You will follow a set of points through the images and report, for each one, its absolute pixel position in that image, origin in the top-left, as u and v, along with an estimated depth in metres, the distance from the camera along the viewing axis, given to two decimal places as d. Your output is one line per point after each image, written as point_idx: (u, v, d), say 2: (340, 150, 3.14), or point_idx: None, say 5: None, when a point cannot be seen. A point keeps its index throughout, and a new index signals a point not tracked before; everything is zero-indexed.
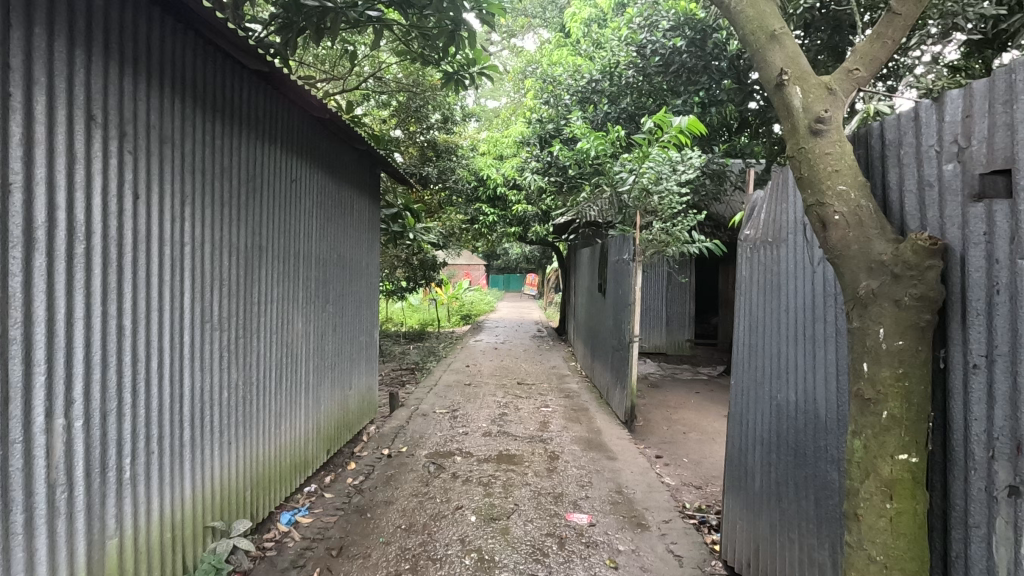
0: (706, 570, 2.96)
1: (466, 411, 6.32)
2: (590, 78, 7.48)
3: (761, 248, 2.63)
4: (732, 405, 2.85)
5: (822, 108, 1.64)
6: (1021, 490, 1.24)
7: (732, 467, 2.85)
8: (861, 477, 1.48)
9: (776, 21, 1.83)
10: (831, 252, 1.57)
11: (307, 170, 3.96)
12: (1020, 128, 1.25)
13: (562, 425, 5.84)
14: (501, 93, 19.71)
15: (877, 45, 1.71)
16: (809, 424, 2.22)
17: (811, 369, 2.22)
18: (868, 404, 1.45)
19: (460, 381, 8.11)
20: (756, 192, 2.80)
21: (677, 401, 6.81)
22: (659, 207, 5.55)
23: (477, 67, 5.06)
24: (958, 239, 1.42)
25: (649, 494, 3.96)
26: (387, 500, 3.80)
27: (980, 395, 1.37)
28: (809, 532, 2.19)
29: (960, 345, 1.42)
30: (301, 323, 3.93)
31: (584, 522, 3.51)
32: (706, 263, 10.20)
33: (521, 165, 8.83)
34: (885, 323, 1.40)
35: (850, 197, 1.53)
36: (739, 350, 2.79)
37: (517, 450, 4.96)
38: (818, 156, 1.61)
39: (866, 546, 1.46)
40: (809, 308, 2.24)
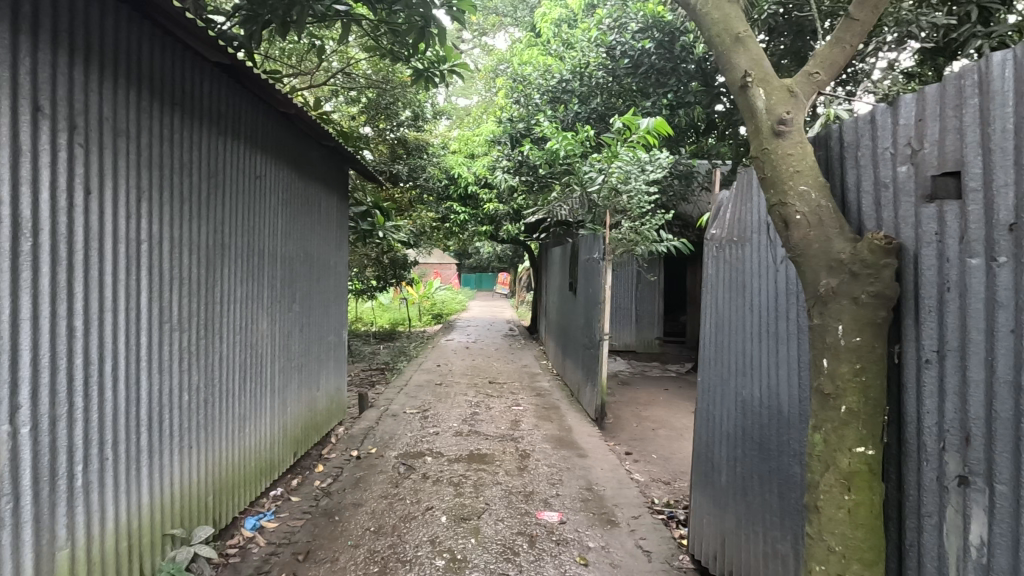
0: (674, 564, 3.00)
1: (437, 411, 6.28)
2: (561, 78, 7.53)
3: (727, 247, 2.67)
4: (699, 402, 2.89)
5: (784, 110, 1.68)
6: (971, 480, 1.29)
7: (699, 463, 2.89)
8: (821, 469, 1.52)
9: (741, 24, 1.87)
10: (793, 251, 1.60)
11: (272, 167, 3.87)
12: (968, 132, 1.31)
13: (534, 423, 5.86)
14: (473, 92, 19.64)
15: (836, 49, 1.76)
16: (773, 419, 2.27)
17: (774, 366, 2.27)
18: (827, 399, 1.49)
19: (431, 381, 8.06)
20: (721, 193, 2.85)
21: (647, 398, 6.91)
22: (628, 206, 5.58)
23: (448, 64, 5.02)
24: (911, 239, 1.47)
25: (619, 490, 4.01)
26: (355, 503, 3.74)
27: (932, 389, 1.41)
28: (773, 525, 2.24)
29: (913, 341, 1.47)
30: (266, 324, 3.84)
31: (554, 520, 3.52)
32: (674, 262, 10.37)
33: (493, 164, 8.82)
34: (844, 320, 1.45)
35: (811, 198, 1.57)
36: (706, 347, 2.84)
37: (489, 450, 4.95)
38: (780, 156, 1.64)
39: (826, 538, 1.50)
40: (772, 306, 2.29)
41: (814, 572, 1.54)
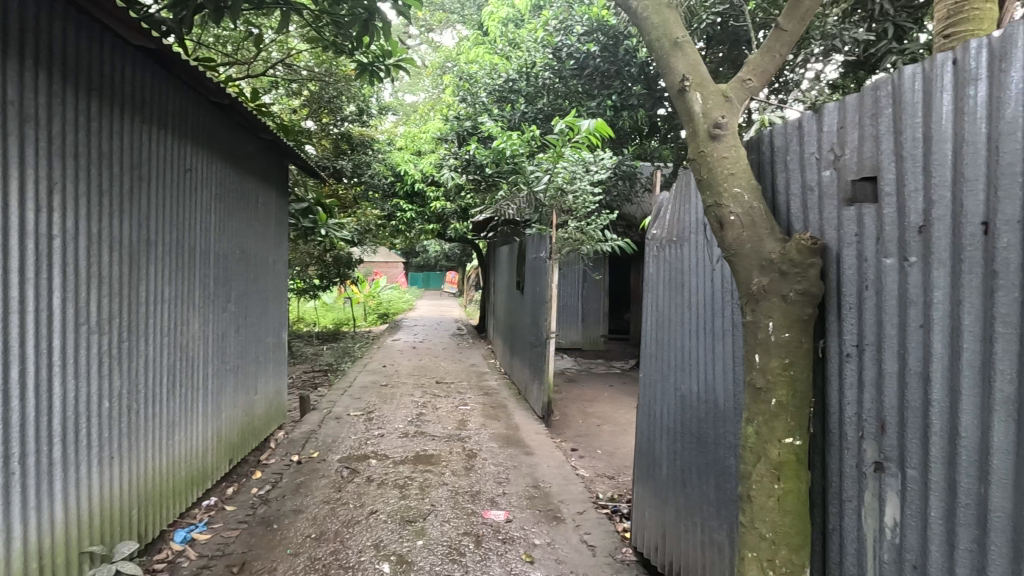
0: (617, 557, 3.06)
1: (382, 413, 6.15)
2: (507, 77, 7.54)
3: (667, 246, 2.75)
4: (641, 397, 2.96)
5: (719, 114, 1.74)
6: (885, 466, 1.38)
7: (641, 457, 2.96)
8: (753, 460, 1.59)
9: (679, 30, 1.92)
10: (727, 251, 1.66)
11: (203, 159, 3.66)
12: (884, 140, 1.39)
13: (480, 423, 5.84)
14: (419, 87, 19.28)
15: (767, 58, 1.84)
16: (710, 413, 2.35)
17: (711, 361, 2.35)
18: (759, 392, 1.56)
19: (376, 382, 7.89)
20: (662, 194, 2.93)
21: (592, 395, 7.04)
22: (573, 205, 5.67)
23: (394, 59, 4.91)
24: (834, 239, 1.56)
25: (565, 487, 4.06)
26: (295, 509, 3.61)
27: (852, 381, 1.50)
28: (710, 515, 2.32)
29: (836, 336, 1.55)
30: (198, 325, 3.64)
31: (501, 518, 3.53)
32: (619, 261, 10.61)
33: (440, 161, 8.72)
34: (774, 317, 1.52)
35: (744, 199, 1.63)
36: (647, 344, 2.91)
37: (435, 450, 4.90)
38: (716, 160, 1.70)
39: (757, 526, 1.57)
40: (709, 304, 2.38)
41: (746, 559, 1.61)
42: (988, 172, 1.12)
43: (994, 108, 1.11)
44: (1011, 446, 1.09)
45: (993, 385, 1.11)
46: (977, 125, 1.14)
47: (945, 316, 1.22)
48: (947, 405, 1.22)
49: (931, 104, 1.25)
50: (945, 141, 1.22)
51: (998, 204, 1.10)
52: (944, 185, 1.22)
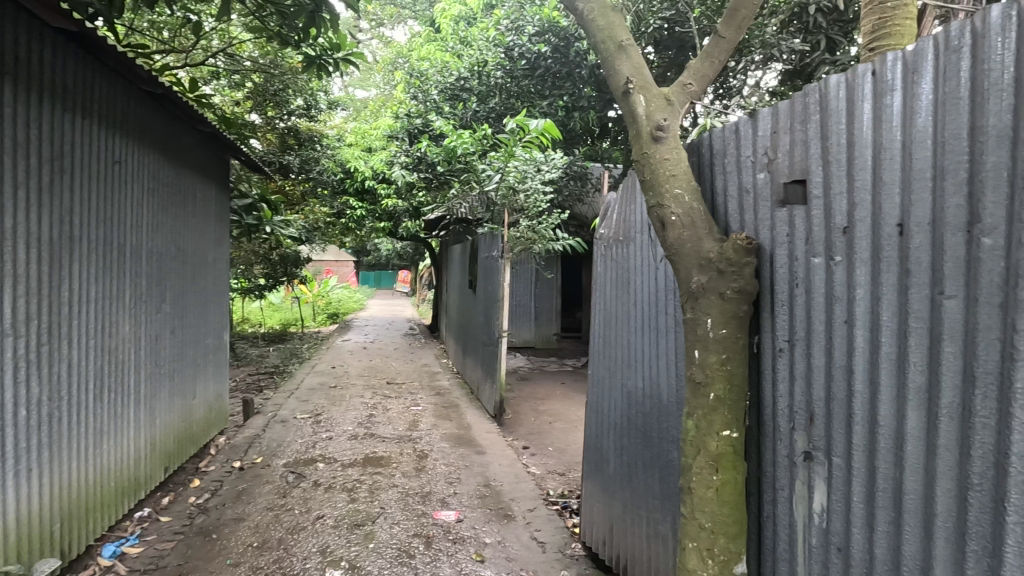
0: (566, 553, 3.10)
1: (331, 415, 6.00)
2: (459, 75, 7.48)
3: (615, 246, 2.80)
4: (590, 394, 3.00)
5: (661, 117, 1.79)
6: (814, 455, 1.45)
7: (590, 452, 3.01)
8: (693, 453, 1.64)
9: (624, 34, 1.96)
10: (669, 250, 1.71)
11: (134, 151, 3.46)
12: (812, 146, 1.46)
13: (432, 423, 5.79)
14: (370, 83, 18.85)
15: (707, 63, 1.90)
16: (655, 409, 2.41)
17: (655, 357, 2.41)
18: (698, 387, 1.61)
19: (325, 384, 7.68)
20: (609, 195, 2.97)
21: (544, 393, 7.08)
22: (525, 205, 5.70)
23: (343, 53, 4.79)
24: (768, 239, 1.63)
25: (516, 485, 4.07)
26: (236, 518, 3.46)
27: (784, 375, 1.57)
28: (654, 508, 2.38)
29: (770, 332, 1.62)
30: (129, 327, 3.44)
31: (452, 518, 3.50)
32: (570, 261, 10.74)
33: (390, 159, 8.46)
34: (712, 314, 1.57)
35: (685, 200, 1.68)
36: (596, 340, 2.96)
37: (385, 452, 4.82)
38: (658, 161, 1.75)
39: (697, 516, 1.62)
40: (653, 301, 2.44)
41: (686, 549, 1.65)
42: (902, 177, 1.20)
43: (908, 117, 1.18)
44: (922, 433, 1.16)
45: (906, 376, 1.19)
46: (892, 133, 1.22)
47: (866, 313, 1.30)
48: (868, 396, 1.29)
49: (854, 112, 1.32)
50: (866, 147, 1.29)
51: (912, 206, 1.17)
52: (866, 188, 1.29)
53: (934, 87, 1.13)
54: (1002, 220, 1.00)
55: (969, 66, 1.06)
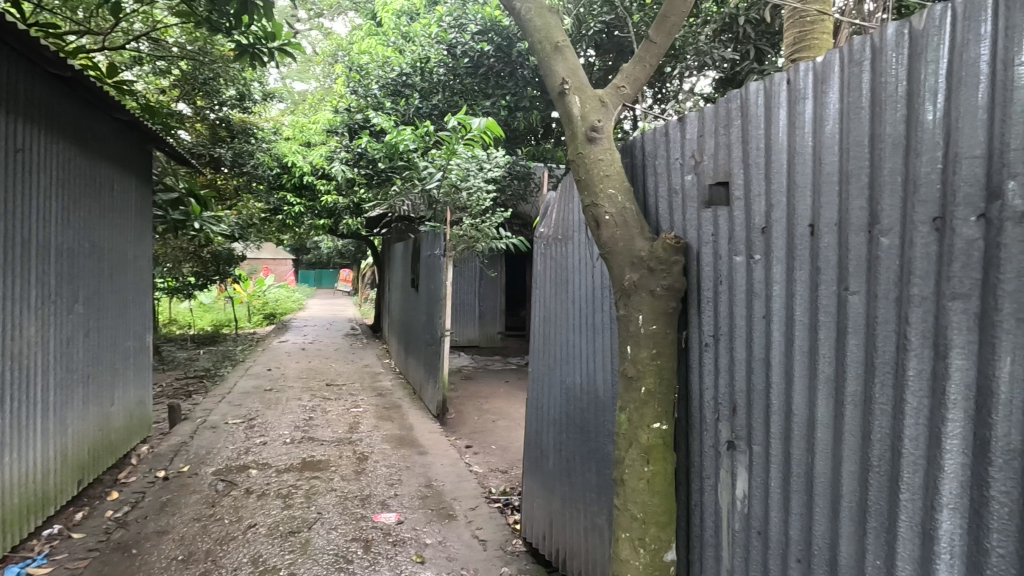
0: (507, 550, 3.12)
1: (265, 419, 5.76)
2: (401, 71, 7.35)
3: (553, 245, 2.83)
4: (530, 391, 3.03)
5: (596, 118, 1.83)
6: (736, 444, 1.53)
7: (530, 449, 3.03)
8: (625, 446, 1.68)
9: (560, 34, 1.99)
10: (602, 249, 1.74)
11: (41, 138, 3.19)
12: (735, 149, 1.53)
13: (373, 424, 5.67)
14: (309, 76, 18.21)
15: (639, 68, 1.95)
16: (591, 404, 2.47)
17: (592, 353, 2.46)
18: (631, 381, 1.66)
19: (260, 387, 7.37)
20: (549, 194, 3.01)
21: (488, 391, 7.09)
22: (468, 202, 5.67)
23: (278, 43, 4.58)
24: (695, 239, 1.69)
25: (458, 484, 4.06)
26: (159, 531, 3.27)
27: (710, 368, 1.64)
28: (591, 502, 2.44)
29: (697, 327, 1.69)
30: (35, 329, 3.16)
31: (392, 521, 3.44)
32: (515, 259, 10.79)
33: (330, 155, 8.19)
34: (644, 311, 1.62)
35: (618, 200, 1.73)
36: (535, 338, 2.98)
37: (323, 455, 4.68)
38: (592, 161, 1.79)
39: (630, 507, 1.67)
40: (590, 299, 2.49)
41: (619, 539, 1.70)
42: (813, 180, 1.28)
43: (817, 124, 1.26)
44: (830, 421, 1.24)
45: (817, 368, 1.26)
46: (805, 138, 1.30)
47: (782, 307, 1.37)
48: (784, 387, 1.37)
49: (771, 119, 1.39)
50: (781, 151, 1.37)
51: (821, 208, 1.25)
52: (781, 190, 1.37)
53: (838, 96, 1.21)
54: (897, 221, 1.08)
55: (869, 79, 1.14)
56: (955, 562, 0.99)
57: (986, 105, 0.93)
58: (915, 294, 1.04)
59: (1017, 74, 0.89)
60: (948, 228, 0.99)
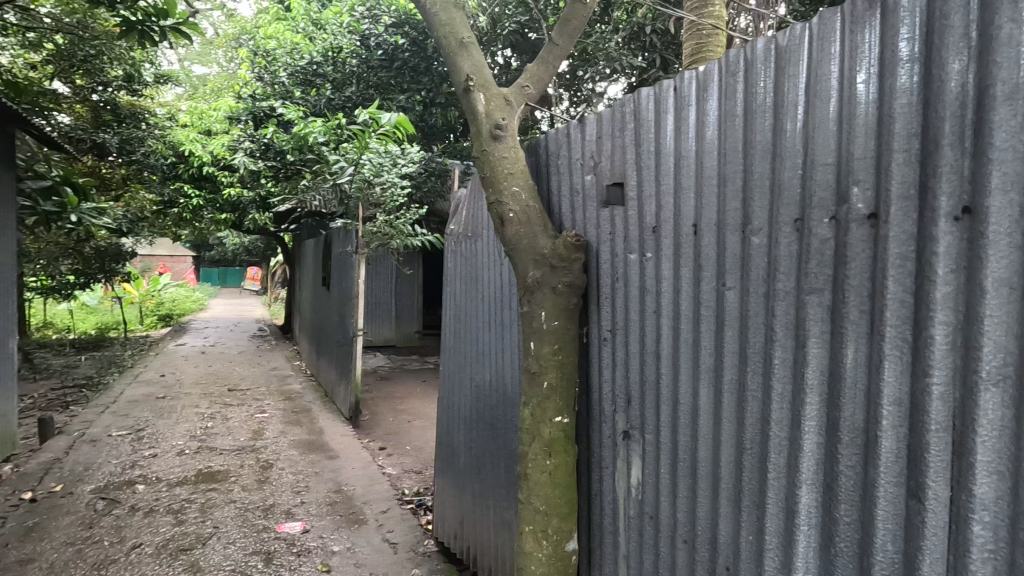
0: (419, 551, 3.07)
1: (157, 429, 5.30)
2: (311, 59, 7.02)
3: (463, 242, 2.82)
4: (441, 389, 3.00)
5: (500, 116, 1.84)
6: (631, 434, 1.60)
7: (442, 447, 3.00)
8: (529, 440, 1.71)
9: (465, 30, 1.98)
10: (506, 246, 1.75)
11: None
12: (629, 151, 1.60)
13: (280, 430, 5.38)
14: (209, 60, 16.92)
15: (542, 68, 1.98)
16: (500, 401, 2.49)
17: (500, 350, 2.48)
18: (533, 376, 1.69)
19: (151, 394, 6.77)
20: (459, 191, 2.99)
21: (404, 392, 6.95)
22: (382, 198, 5.53)
23: (171, 21, 4.18)
24: (595, 238, 1.74)
25: (370, 487, 3.94)
26: (23, 560, 2.92)
27: (608, 361, 1.70)
28: (501, 497, 2.45)
29: (596, 323, 1.74)
30: None
31: (297, 530, 3.29)
32: (432, 257, 10.66)
33: (232, 144, 7.66)
34: (546, 308, 1.65)
35: (522, 198, 1.75)
36: (447, 336, 2.96)
37: (222, 466, 4.38)
38: (496, 159, 1.79)
39: (533, 501, 1.69)
40: (498, 297, 2.51)
41: (523, 533, 1.72)
42: (696, 182, 1.36)
43: (699, 130, 1.34)
44: (712, 408, 1.32)
45: (699, 359, 1.35)
46: (688, 142, 1.38)
47: (670, 303, 1.45)
48: (671, 378, 1.44)
49: (660, 124, 1.46)
50: (668, 155, 1.44)
51: (703, 209, 1.33)
52: (669, 192, 1.44)
53: (718, 104, 1.29)
54: (765, 222, 1.17)
55: (743, 89, 1.23)
56: (811, 533, 1.09)
57: (835, 118, 1.03)
58: (780, 290, 1.13)
59: (858, 91, 1.00)
60: (806, 229, 1.08)
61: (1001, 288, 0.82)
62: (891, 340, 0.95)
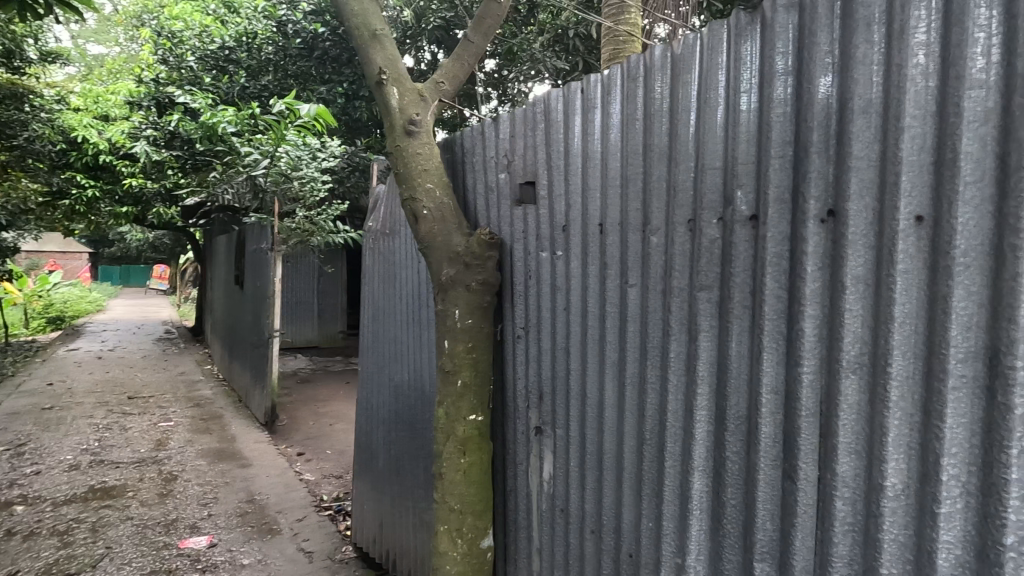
0: (335, 558, 2.97)
1: (41, 444, 4.80)
2: (222, 44, 6.63)
3: (382, 239, 2.76)
4: (359, 390, 2.91)
5: (414, 112, 1.81)
6: (543, 429, 1.63)
7: (360, 449, 2.92)
8: (443, 439, 1.69)
9: (379, 22, 1.92)
10: (420, 244, 1.73)
11: None
12: (539, 152, 1.62)
13: (186, 439, 5.03)
14: (107, 38, 15.44)
15: (457, 65, 1.97)
16: (417, 400, 2.46)
17: (418, 349, 2.46)
18: (447, 375, 1.67)
19: (35, 405, 6.12)
20: (378, 186, 2.91)
21: (325, 394, 6.70)
22: (300, 193, 5.29)
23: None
24: (508, 236, 1.75)
25: (285, 495, 3.77)
26: None
27: (521, 358, 1.71)
28: (420, 498, 2.43)
29: (510, 321, 1.76)
30: None
31: (203, 545, 3.09)
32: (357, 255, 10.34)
33: (133, 131, 7.08)
34: (459, 306, 1.64)
35: (436, 195, 1.73)
36: (365, 336, 2.87)
37: (119, 480, 4.04)
38: (410, 155, 1.76)
39: (447, 500, 1.68)
40: (416, 295, 2.47)
41: (438, 534, 1.70)
42: (601, 182, 1.40)
43: (604, 132, 1.38)
44: (615, 400, 1.37)
45: (604, 354, 1.39)
46: (594, 144, 1.41)
47: (579, 301, 1.48)
48: (580, 374, 1.48)
49: (569, 125, 1.49)
50: (576, 156, 1.48)
51: (608, 210, 1.37)
52: (577, 192, 1.47)
53: (620, 107, 1.33)
54: (662, 222, 1.22)
55: (642, 94, 1.28)
56: (702, 516, 1.15)
57: (722, 123, 1.09)
58: (675, 288, 1.18)
59: (741, 100, 1.06)
60: (697, 229, 1.13)
61: (857, 285, 0.90)
62: (769, 333, 1.02)
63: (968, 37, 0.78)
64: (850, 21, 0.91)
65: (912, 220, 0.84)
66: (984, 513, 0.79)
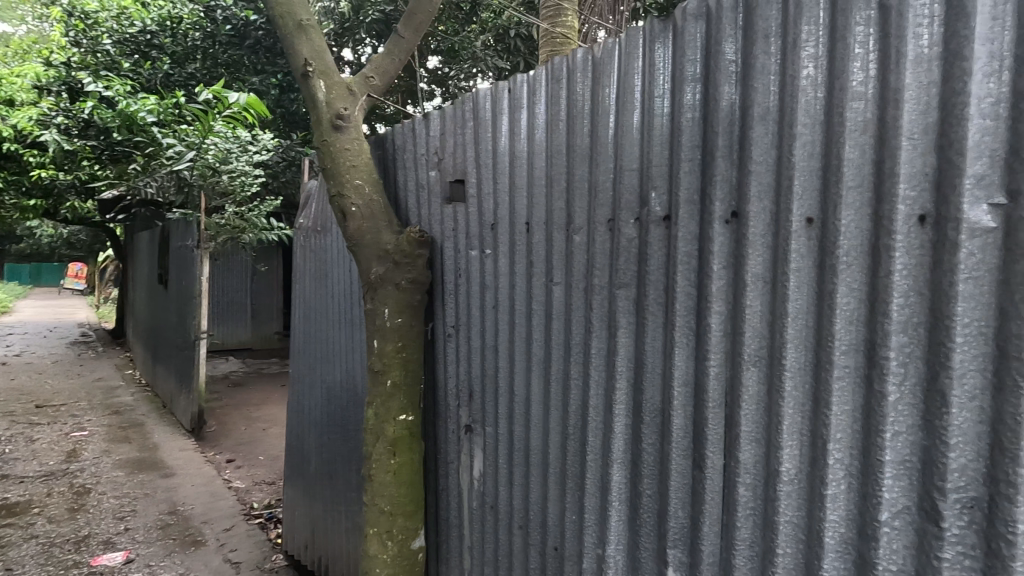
0: (264, 568, 2.86)
1: None
2: (142, 27, 6.14)
3: (313, 237, 2.67)
4: (290, 393, 2.80)
5: (342, 106, 1.76)
6: (473, 427, 1.63)
7: (291, 454, 2.82)
8: (372, 441, 1.66)
9: (305, 12, 1.84)
10: (349, 242, 1.69)
11: None
12: (469, 150, 1.62)
13: (102, 449, 4.70)
14: (12, 14, 14.12)
15: (388, 60, 1.93)
16: (350, 401, 2.41)
17: (350, 348, 2.41)
18: (376, 376, 1.65)
19: None
20: (309, 182, 2.82)
21: (259, 398, 6.43)
22: (229, 187, 5.05)
23: None
24: (439, 235, 1.74)
25: (212, 505, 3.59)
26: None
27: (452, 356, 1.71)
28: (353, 501, 2.38)
29: (440, 319, 1.74)
30: None
31: (118, 561, 2.90)
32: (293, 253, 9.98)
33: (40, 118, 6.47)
34: (388, 305, 1.62)
35: (365, 192, 1.69)
36: (296, 336, 2.77)
37: (23, 496, 3.72)
38: (338, 150, 1.72)
39: (377, 502, 1.65)
40: (348, 294, 2.42)
41: (368, 537, 1.67)
42: (527, 182, 1.41)
43: (531, 132, 1.39)
44: (541, 396, 1.39)
45: (531, 351, 1.41)
46: (521, 144, 1.43)
47: (506, 298, 1.49)
48: (508, 370, 1.49)
49: (497, 125, 1.50)
50: (504, 156, 1.48)
51: (534, 209, 1.39)
52: (504, 191, 1.49)
53: (546, 108, 1.35)
54: (585, 222, 1.25)
55: (566, 95, 1.30)
56: (621, 506, 1.19)
57: (638, 127, 1.13)
58: (596, 286, 1.21)
59: (656, 105, 1.10)
60: (616, 228, 1.17)
61: (757, 282, 0.96)
62: (680, 330, 1.06)
63: (850, 53, 0.85)
64: (750, 33, 0.96)
65: (803, 221, 0.90)
66: (865, 493, 0.85)
